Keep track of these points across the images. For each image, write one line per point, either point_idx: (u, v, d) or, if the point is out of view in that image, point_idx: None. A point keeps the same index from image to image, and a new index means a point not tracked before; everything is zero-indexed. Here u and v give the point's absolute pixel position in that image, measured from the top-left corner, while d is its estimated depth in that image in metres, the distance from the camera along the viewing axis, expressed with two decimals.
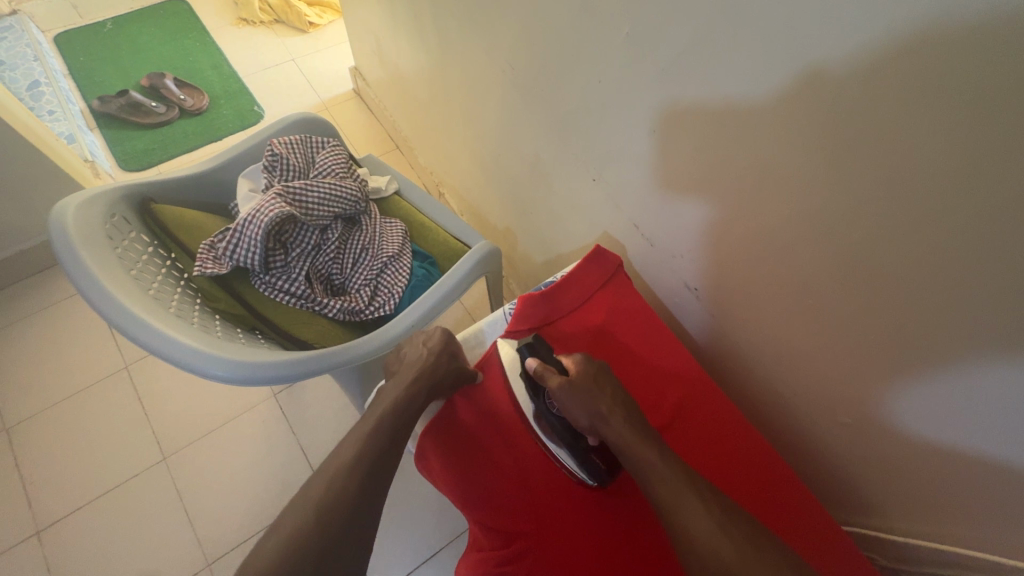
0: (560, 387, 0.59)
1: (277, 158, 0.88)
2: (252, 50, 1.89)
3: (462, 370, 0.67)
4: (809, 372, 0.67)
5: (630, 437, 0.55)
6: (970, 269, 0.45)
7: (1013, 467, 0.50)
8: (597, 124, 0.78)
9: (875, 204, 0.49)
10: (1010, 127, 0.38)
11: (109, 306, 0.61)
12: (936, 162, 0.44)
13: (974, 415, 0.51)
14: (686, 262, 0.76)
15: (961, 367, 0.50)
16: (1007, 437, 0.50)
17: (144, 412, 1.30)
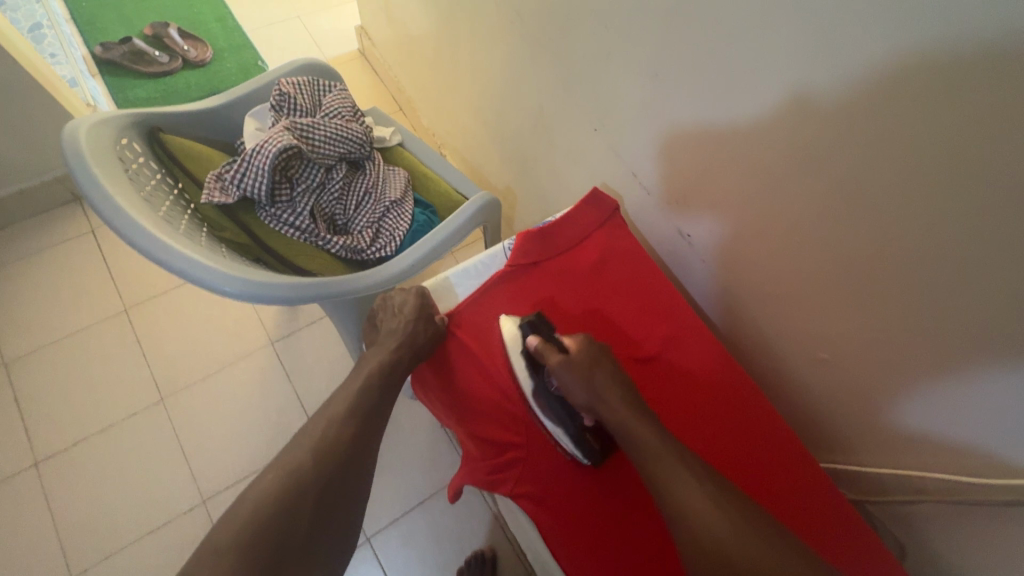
0: (560, 365, 0.59)
1: (284, 97, 0.89)
2: (258, 5, 1.87)
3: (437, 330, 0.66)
4: (790, 313, 0.70)
5: (629, 416, 0.56)
6: (942, 198, 0.48)
7: (971, 393, 0.54)
8: (599, 75, 0.80)
9: (858, 138, 0.52)
10: (984, 50, 0.40)
11: (121, 220, 0.63)
12: (913, 92, 0.46)
13: (940, 346, 0.55)
14: (680, 209, 0.78)
15: (928, 297, 0.53)
16: (968, 364, 0.53)
17: (142, 355, 1.32)
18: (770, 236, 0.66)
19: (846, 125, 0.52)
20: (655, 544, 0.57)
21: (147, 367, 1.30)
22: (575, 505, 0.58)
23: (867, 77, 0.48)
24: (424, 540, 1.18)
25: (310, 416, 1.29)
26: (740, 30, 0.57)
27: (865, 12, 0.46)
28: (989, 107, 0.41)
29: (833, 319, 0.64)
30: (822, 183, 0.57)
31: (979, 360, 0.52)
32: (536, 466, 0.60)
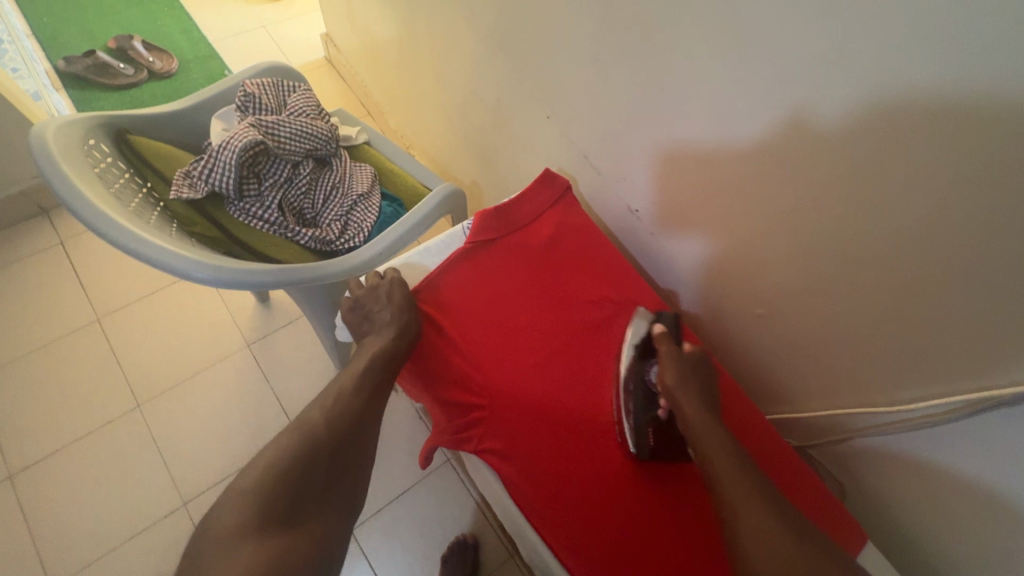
0: (669, 356, 0.63)
1: (249, 97, 0.92)
2: (222, 16, 1.89)
3: (402, 305, 0.67)
4: (730, 277, 0.76)
5: (699, 418, 0.58)
6: (843, 153, 0.54)
7: (884, 330, 0.60)
8: (548, 65, 0.85)
9: (771, 106, 0.57)
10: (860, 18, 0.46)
11: (91, 214, 0.65)
12: (809, 60, 0.52)
13: (857, 290, 0.61)
14: (628, 187, 0.84)
15: (845, 245, 0.59)
16: (882, 303, 0.59)
17: (116, 363, 1.32)
18: (707, 206, 0.72)
19: (759, 96, 0.58)
20: (609, 491, 0.61)
21: (122, 374, 1.31)
22: (535, 460, 0.62)
23: (772, 52, 0.54)
24: (407, 528, 1.21)
25: (289, 415, 1.31)
26: (665, 16, 0.62)
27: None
28: (870, 73, 0.48)
29: (767, 279, 0.70)
30: (746, 152, 0.63)
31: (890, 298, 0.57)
32: (503, 425, 0.64)
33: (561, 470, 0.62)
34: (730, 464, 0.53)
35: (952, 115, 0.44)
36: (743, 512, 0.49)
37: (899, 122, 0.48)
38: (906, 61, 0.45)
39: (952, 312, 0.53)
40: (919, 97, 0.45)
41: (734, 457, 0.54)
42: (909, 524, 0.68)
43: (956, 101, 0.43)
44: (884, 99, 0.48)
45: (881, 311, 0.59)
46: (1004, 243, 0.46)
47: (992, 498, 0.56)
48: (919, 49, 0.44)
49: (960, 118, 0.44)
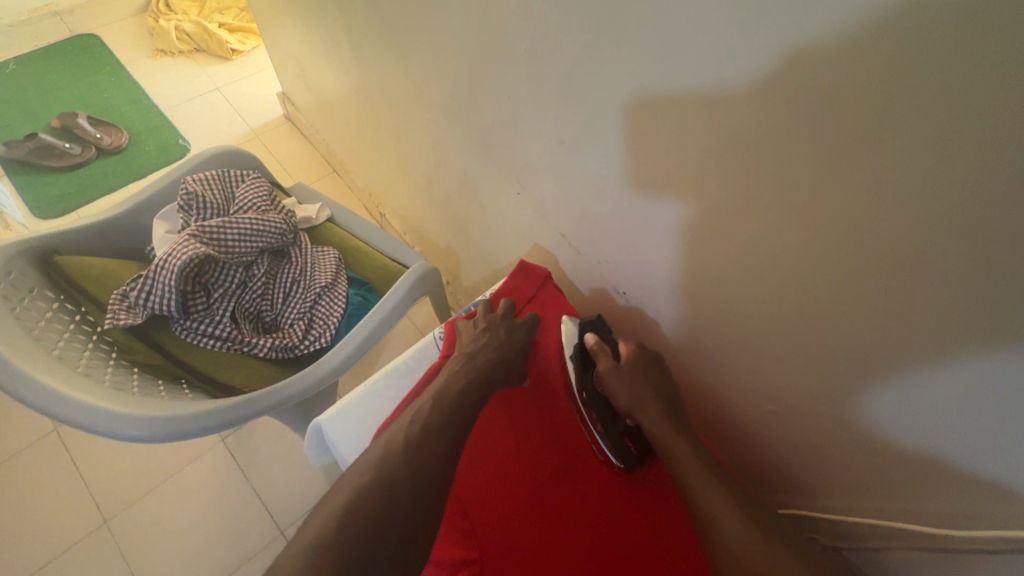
0: (609, 370, 0.65)
1: (191, 197, 0.84)
2: (172, 80, 1.81)
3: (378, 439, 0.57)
4: (729, 366, 0.69)
5: (664, 430, 0.60)
6: (845, 262, 0.46)
7: (912, 441, 0.52)
8: (513, 140, 0.79)
9: (755, 207, 0.50)
10: (855, 124, 0.39)
11: (5, 373, 0.56)
12: (795, 164, 0.44)
13: (876, 399, 0.53)
14: (611, 266, 0.77)
15: (858, 351, 0.51)
16: (910, 415, 0.51)
17: (79, 475, 1.22)
18: (698, 297, 0.65)
19: (743, 196, 0.50)
20: None
21: (86, 488, 1.20)
22: None
23: (751, 154, 0.47)
24: None
25: (272, 512, 1.21)
26: (635, 108, 0.55)
27: (735, 88, 0.44)
28: (879, 190, 0.40)
29: (774, 375, 0.63)
30: (732, 251, 0.56)
31: (918, 411, 0.50)
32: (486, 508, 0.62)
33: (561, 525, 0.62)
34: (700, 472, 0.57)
35: (975, 240, 0.37)
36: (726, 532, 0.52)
37: (922, 245, 0.40)
38: (914, 178, 0.38)
39: (999, 442, 0.45)
40: (944, 227, 0.38)
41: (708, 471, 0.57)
42: None
43: (997, 230, 0.36)
44: (892, 216, 0.40)
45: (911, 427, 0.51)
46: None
47: None
48: (943, 172, 0.36)
49: (998, 248, 0.36)
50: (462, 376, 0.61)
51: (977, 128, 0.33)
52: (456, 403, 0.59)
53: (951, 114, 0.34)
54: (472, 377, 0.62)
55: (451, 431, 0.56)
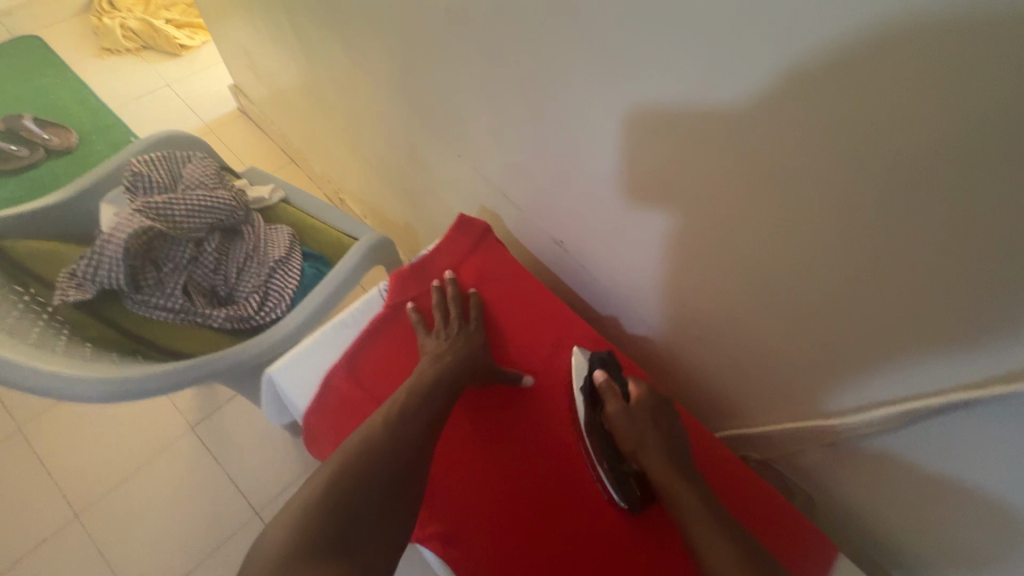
0: (618, 410, 0.62)
1: (137, 178, 0.85)
2: (120, 79, 1.79)
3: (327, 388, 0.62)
4: (659, 301, 0.74)
5: (669, 472, 0.57)
6: (732, 180, 0.51)
7: (810, 345, 0.58)
8: (451, 104, 0.82)
9: (658, 135, 0.54)
10: (721, 44, 0.43)
11: None
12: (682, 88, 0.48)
13: (777, 311, 0.58)
14: (549, 218, 0.81)
15: (756, 266, 0.56)
16: (803, 320, 0.56)
17: (46, 472, 1.21)
18: (625, 236, 0.70)
19: (647, 126, 0.54)
20: None
21: (54, 485, 1.20)
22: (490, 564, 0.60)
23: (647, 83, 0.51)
24: None
25: (246, 494, 1.23)
26: (548, 52, 0.59)
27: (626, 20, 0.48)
28: (754, 103, 0.44)
29: (696, 302, 0.67)
30: (648, 186, 0.60)
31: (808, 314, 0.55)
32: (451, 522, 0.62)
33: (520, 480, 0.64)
34: (702, 519, 0.52)
35: (828, 141, 0.42)
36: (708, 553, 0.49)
37: (788, 154, 0.45)
38: (773, 88, 0.42)
39: (880, 329, 0.50)
40: (803, 132, 0.43)
41: (711, 514, 0.52)
42: (873, 520, 0.67)
43: (844, 124, 0.40)
44: (762, 126, 0.45)
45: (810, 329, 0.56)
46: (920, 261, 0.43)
47: (941, 494, 0.56)
48: (797, 78, 0.40)
49: (847, 142, 0.41)
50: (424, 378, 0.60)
51: (812, 34, 0.37)
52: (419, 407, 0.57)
53: (793, 24, 0.38)
54: (435, 377, 0.60)
55: None
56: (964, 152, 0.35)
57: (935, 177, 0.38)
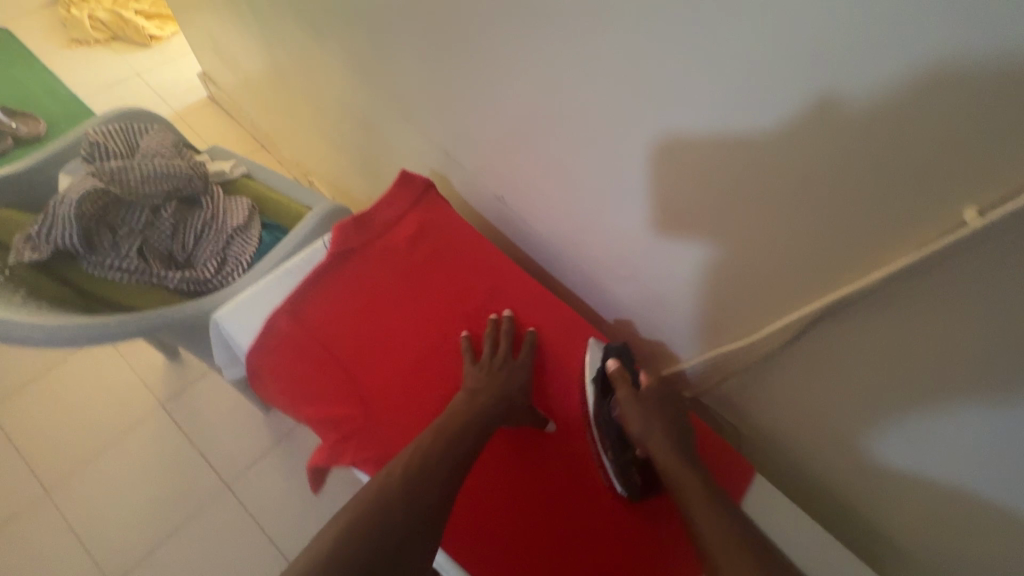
0: (627, 400, 0.68)
1: (94, 148, 0.88)
2: (91, 69, 1.80)
3: (265, 329, 0.64)
4: (589, 243, 0.80)
5: (670, 459, 0.62)
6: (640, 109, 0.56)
7: (713, 267, 0.64)
8: (399, 69, 0.86)
9: (575, 73, 0.59)
10: None
11: None
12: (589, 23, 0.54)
13: (684, 237, 0.64)
14: (493, 174, 0.87)
15: (663, 196, 0.62)
16: (701, 242, 0.63)
17: (17, 451, 1.22)
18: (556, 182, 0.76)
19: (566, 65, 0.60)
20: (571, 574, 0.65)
21: (25, 463, 1.21)
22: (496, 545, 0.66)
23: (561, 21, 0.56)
24: None
25: (217, 468, 1.25)
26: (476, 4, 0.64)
27: None
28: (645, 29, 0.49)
29: (614, 238, 0.74)
30: (572, 127, 0.66)
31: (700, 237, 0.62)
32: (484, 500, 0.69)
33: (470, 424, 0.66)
34: (701, 499, 0.58)
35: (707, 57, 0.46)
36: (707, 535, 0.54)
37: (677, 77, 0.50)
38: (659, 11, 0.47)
39: (774, 243, 0.55)
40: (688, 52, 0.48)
41: (708, 496, 0.58)
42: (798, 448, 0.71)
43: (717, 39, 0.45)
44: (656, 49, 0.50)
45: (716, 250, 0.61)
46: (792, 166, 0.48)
47: (845, 404, 0.62)
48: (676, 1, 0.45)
49: (720, 58, 0.46)
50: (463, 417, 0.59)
51: None
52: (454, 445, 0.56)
53: None
54: (471, 415, 0.59)
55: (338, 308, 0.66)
56: (803, 57, 0.41)
57: (789, 83, 0.43)
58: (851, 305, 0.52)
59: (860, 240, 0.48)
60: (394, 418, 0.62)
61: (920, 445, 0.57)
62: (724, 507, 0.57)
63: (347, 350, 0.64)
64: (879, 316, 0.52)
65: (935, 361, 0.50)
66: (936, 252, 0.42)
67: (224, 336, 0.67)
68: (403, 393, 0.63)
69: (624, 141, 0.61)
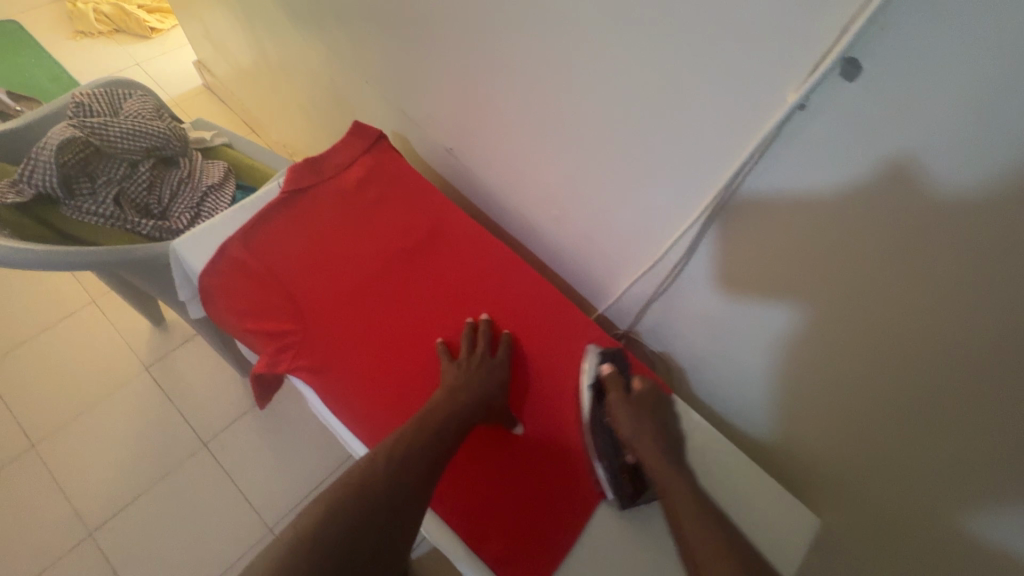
0: (619, 402, 0.63)
1: (79, 107, 0.95)
2: (94, 59, 1.90)
3: (219, 252, 0.69)
4: (525, 187, 0.88)
5: (659, 464, 0.58)
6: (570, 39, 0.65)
7: (632, 191, 0.72)
8: (367, 33, 0.93)
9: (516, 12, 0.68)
10: None
11: None
12: None
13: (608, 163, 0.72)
14: (448, 130, 0.94)
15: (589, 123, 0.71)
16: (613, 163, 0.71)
17: (6, 407, 1.28)
18: (498, 128, 0.84)
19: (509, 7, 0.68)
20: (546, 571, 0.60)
21: (13, 419, 1.27)
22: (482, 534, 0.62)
23: None
24: None
25: (195, 428, 1.30)
26: None
27: None
28: None
29: (542, 176, 0.84)
30: (511, 68, 0.75)
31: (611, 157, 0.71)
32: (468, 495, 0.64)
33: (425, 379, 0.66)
34: (689, 509, 0.53)
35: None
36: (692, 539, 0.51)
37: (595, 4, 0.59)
38: None
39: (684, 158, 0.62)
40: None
41: (699, 505, 0.54)
42: None
43: None
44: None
45: (626, 177, 0.71)
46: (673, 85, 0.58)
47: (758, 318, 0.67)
48: None
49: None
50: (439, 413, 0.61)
51: None
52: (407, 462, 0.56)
53: None
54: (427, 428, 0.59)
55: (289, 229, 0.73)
56: None
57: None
58: (729, 204, 0.62)
59: (740, 142, 0.56)
60: (333, 335, 0.68)
61: (809, 344, 0.64)
62: (712, 515, 0.53)
63: (293, 275, 0.70)
64: (765, 213, 0.59)
65: (805, 257, 0.58)
66: (769, 138, 0.53)
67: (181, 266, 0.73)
68: (343, 314, 0.69)
69: (557, 76, 0.69)
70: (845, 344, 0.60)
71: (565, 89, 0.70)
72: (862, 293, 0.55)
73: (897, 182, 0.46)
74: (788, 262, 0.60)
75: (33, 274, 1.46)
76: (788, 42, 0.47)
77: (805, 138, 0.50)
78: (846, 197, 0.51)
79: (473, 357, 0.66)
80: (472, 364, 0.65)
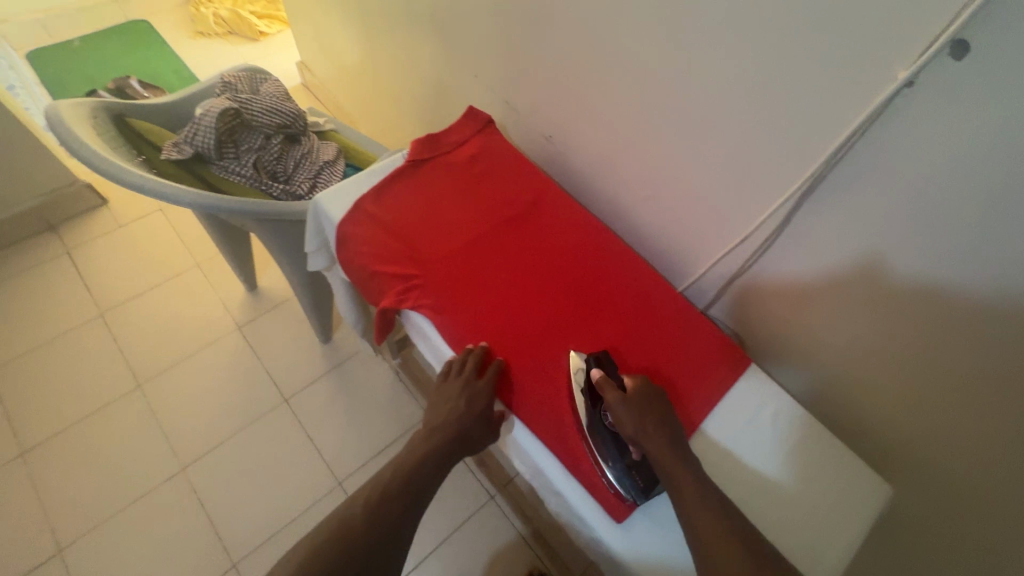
0: (617, 401, 0.63)
1: (226, 87, 1.10)
2: (209, 57, 2.13)
3: (357, 204, 0.81)
4: (616, 173, 0.96)
5: (673, 462, 0.60)
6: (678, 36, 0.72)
7: (723, 177, 0.78)
8: (478, 32, 1.05)
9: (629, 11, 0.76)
10: None
11: (106, 164, 0.85)
12: None
13: (700, 149, 0.79)
14: (545, 121, 1.04)
15: (686, 112, 0.77)
16: (706, 150, 0.78)
17: (120, 349, 1.44)
18: (596, 119, 0.92)
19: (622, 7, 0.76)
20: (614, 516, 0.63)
21: (124, 361, 1.42)
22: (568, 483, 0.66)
23: None
24: None
25: (278, 384, 1.42)
26: None
27: None
28: None
29: (633, 162, 0.91)
30: (616, 63, 0.83)
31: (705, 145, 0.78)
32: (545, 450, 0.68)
33: (525, 329, 0.74)
34: (706, 509, 0.56)
35: None
36: (711, 537, 0.54)
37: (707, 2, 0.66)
38: None
39: (783, 142, 0.68)
40: None
41: (713, 503, 0.56)
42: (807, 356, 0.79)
43: None
44: None
45: (716, 163, 0.78)
46: (778, 72, 0.64)
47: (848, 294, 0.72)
48: None
49: None
50: (423, 448, 0.69)
51: None
52: (383, 494, 0.65)
53: None
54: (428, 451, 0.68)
55: (413, 191, 0.84)
56: None
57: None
58: (822, 182, 0.67)
59: (842, 122, 0.61)
60: (446, 281, 0.77)
61: (892, 321, 0.68)
62: (733, 518, 0.56)
63: (412, 230, 0.80)
64: (865, 192, 0.64)
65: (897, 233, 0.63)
66: (871, 116, 0.58)
67: (318, 215, 0.84)
68: (451, 264, 0.78)
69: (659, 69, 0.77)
70: (931, 317, 0.64)
71: (665, 78, 0.77)
72: (950, 267, 0.60)
73: (994, 154, 0.51)
74: (878, 237, 0.65)
75: (147, 238, 1.64)
76: (895, 27, 0.53)
77: (905, 115, 0.56)
78: (945, 177, 0.56)
79: (458, 384, 0.69)
80: (457, 390, 0.69)
